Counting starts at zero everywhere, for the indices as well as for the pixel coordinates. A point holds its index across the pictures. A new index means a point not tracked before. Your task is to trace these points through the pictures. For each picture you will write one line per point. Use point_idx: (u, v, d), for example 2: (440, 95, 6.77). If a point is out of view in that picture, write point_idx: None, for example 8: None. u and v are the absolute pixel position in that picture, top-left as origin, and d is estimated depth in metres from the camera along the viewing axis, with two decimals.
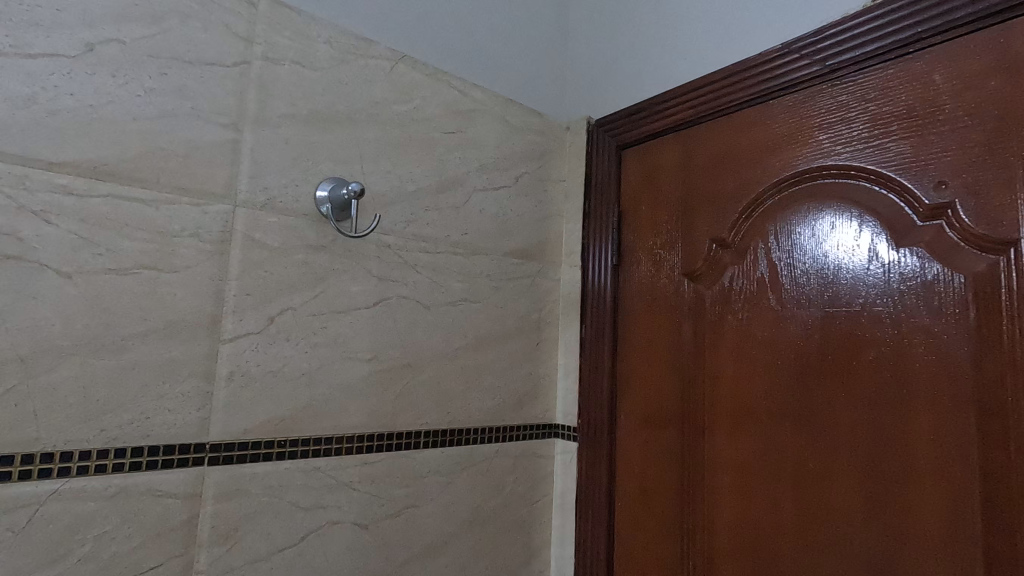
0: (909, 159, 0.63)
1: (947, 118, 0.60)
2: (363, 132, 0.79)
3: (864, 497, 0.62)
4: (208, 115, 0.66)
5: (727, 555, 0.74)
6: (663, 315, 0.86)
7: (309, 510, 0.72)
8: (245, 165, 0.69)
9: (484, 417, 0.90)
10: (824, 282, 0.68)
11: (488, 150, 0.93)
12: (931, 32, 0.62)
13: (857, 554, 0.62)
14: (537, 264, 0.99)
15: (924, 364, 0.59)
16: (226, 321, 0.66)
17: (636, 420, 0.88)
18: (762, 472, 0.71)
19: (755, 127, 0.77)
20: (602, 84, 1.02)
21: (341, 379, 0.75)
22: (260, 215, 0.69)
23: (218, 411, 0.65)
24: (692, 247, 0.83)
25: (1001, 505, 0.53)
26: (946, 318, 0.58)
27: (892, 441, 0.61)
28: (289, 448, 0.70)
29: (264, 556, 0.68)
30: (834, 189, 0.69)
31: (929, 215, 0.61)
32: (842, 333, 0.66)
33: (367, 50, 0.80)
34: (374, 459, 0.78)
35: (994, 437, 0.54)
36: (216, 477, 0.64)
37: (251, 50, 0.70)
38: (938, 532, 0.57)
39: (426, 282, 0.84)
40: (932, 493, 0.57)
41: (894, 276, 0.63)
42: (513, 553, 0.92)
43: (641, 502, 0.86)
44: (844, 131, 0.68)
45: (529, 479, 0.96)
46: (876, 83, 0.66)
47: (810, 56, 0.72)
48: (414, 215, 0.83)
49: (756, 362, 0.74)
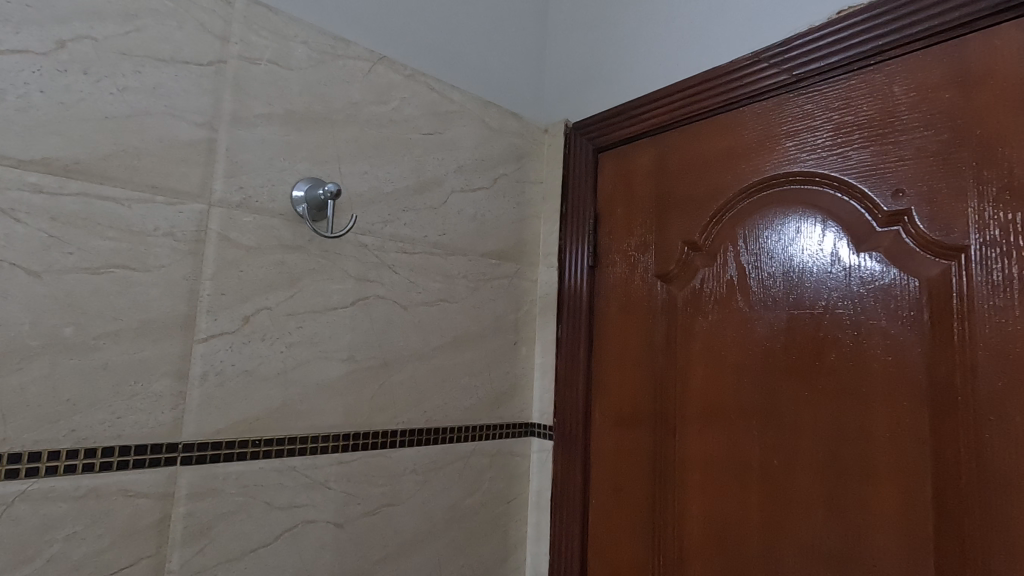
0: (869, 167, 0.65)
1: (905, 128, 0.63)
2: (340, 133, 0.79)
3: (825, 494, 0.64)
4: (183, 114, 0.66)
5: (697, 552, 0.76)
6: (637, 316, 0.88)
7: (284, 509, 0.72)
8: (220, 165, 0.68)
9: (461, 416, 0.91)
10: (789, 285, 0.71)
11: (466, 152, 0.94)
12: (891, 45, 0.65)
13: (819, 550, 0.64)
14: (514, 265, 1.00)
15: (882, 364, 0.62)
16: (200, 321, 0.66)
17: (610, 419, 0.90)
18: (730, 470, 0.73)
19: (726, 133, 0.79)
20: (580, 88, 1.03)
21: (317, 379, 0.75)
22: (235, 214, 0.69)
23: (192, 410, 0.65)
24: (665, 249, 0.85)
25: (951, 500, 0.56)
26: (902, 320, 0.61)
27: (852, 438, 0.63)
28: (263, 448, 0.70)
29: (238, 556, 0.68)
30: (800, 195, 0.71)
31: (887, 221, 0.63)
32: (806, 334, 0.68)
33: (345, 50, 0.81)
34: (350, 458, 0.78)
35: (946, 435, 0.57)
36: (189, 477, 0.64)
37: (227, 49, 0.70)
38: (894, 527, 0.59)
39: (403, 282, 0.85)
40: (888, 489, 0.60)
41: (855, 279, 0.65)
42: (489, 550, 0.94)
43: (614, 499, 0.87)
44: (810, 139, 0.70)
45: (505, 477, 0.97)
46: (840, 93, 0.69)
47: (778, 65, 0.74)
48: (391, 216, 0.84)
49: (725, 362, 0.76)
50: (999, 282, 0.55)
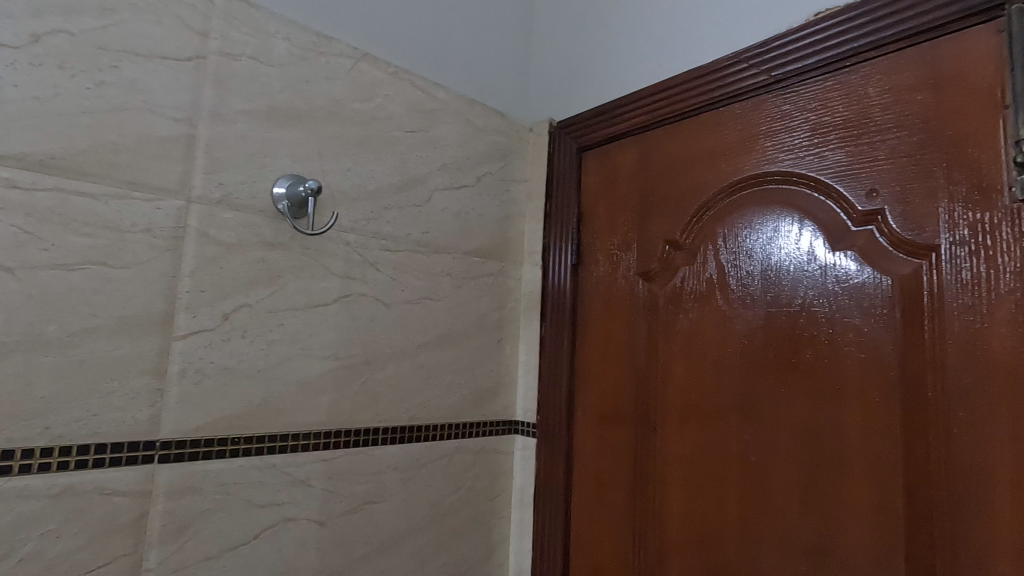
0: (845, 167, 0.66)
1: (879, 129, 0.64)
2: (322, 130, 0.79)
3: (801, 490, 0.65)
4: (161, 109, 0.66)
5: (677, 548, 0.76)
6: (619, 314, 0.89)
7: (264, 507, 0.72)
8: (199, 162, 0.68)
9: (444, 413, 0.91)
10: (767, 283, 0.72)
11: (450, 151, 0.94)
12: (866, 48, 0.66)
13: (794, 544, 0.65)
14: (498, 263, 1.01)
15: (856, 361, 0.63)
16: (178, 318, 0.66)
17: (592, 416, 0.90)
18: (709, 466, 0.74)
19: (707, 133, 0.80)
20: (564, 87, 1.04)
21: (298, 376, 0.75)
22: (215, 211, 0.69)
23: (170, 408, 0.65)
24: (647, 248, 0.86)
25: (921, 495, 0.57)
26: (875, 318, 0.62)
27: (826, 435, 0.64)
28: (243, 446, 0.70)
29: (217, 554, 0.67)
30: (778, 194, 0.72)
31: (862, 221, 0.64)
32: (783, 332, 0.69)
33: (327, 47, 0.80)
34: (332, 456, 0.78)
35: (916, 430, 0.58)
36: (167, 475, 0.64)
37: (207, 44, 0.69)
38: (867, 521, 0.60)
39: (387, 280, 0.85)
40: (861, 483, 0.61)
41: (831, 277, 0.66)
42: (472, 547, 0.94)
43: (596, 496, 0.88)
44: (788, 139, 0.71)
45: (488, 475, 0.97)
46: (817, 94, 0.69)
47: (758, 66, 0.75)
48: (374, 214, 0.84)
49: (705, 359, 0.77)
50: (968, 281, 0.57)
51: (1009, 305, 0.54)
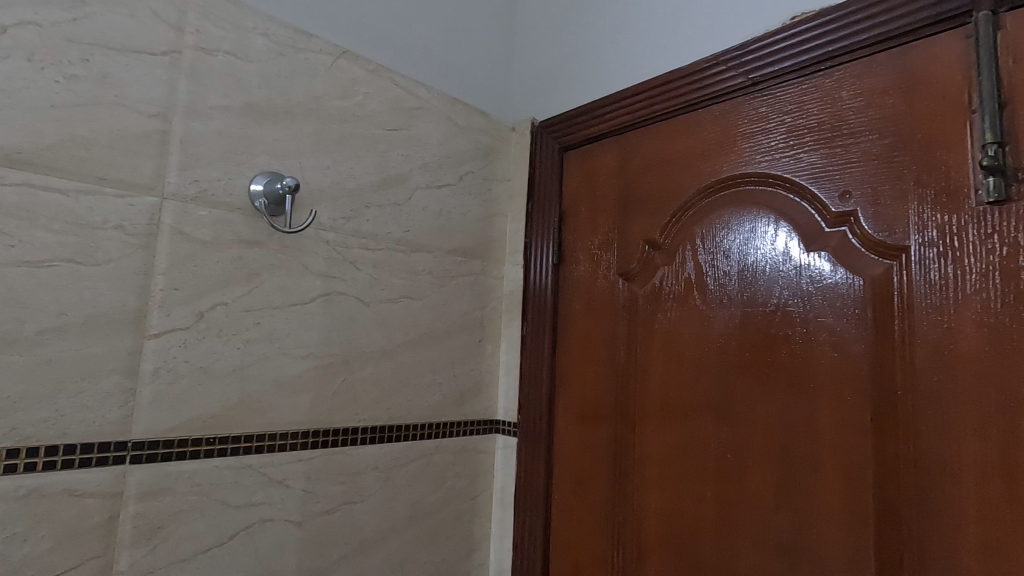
0: (820, 169, 0.67)
1: (852, 131, 0.65)
2: (301, 127, 0.78)
3: (776, 486, 0.66)
4: (134, 104, 0.64)
5: (655, 545, 0.77)
6: (599, 314, 0.89)
7: (240, 508, 0.71)
8: (174, 158, 0.67)
9: (425, 413, 0.91)
10: (744, 283, 0.72)
11: (432, 149, 0.94)
12: (840, 51, 0.67)
13: (768, 539, 0.66)
14: (480, 262, 1.01)
15: (829, 360, 0.64)
16: (151, 316, 0.64)
17: (573, 415, 0.91)
18: (687, 464, 0.75)
19: (686, 134, 0.81)
20: (547, 87, 1.04)
21: (275, 375, 0.74)
22: (190, 208, 0.68)
23: (143, 408, 0.64)
24: (626, 248, 0.86)
25: (890, 492, 0.58)
26: (847, 318, 0.63)
27: (800, 432, 0.65)
28: (218, 446, 0.69)
29: (190, 556, 0.67)
30: (754, 196, 0.73)
31: (836, 222, 0.65)
32: (758, 332, 0.70)
33: (307, 43, 0.80)
34: (309, 456, 0.77)
35: (887, 427, 0.59)
36: (139, 476, 0.63)
37: (183, 39, 0.68)
38: (839, 516, 0.61)
39: (366, 279, 0.84)
40: (833, 480, 0.62)
41: (805, 277, 0.67)
42: (452, 547, 0.94)
43: (575, 495, 0.89)
44: (764, 141, 0.72)
45: (469, 474, 0.97)
46: (793, 97, 0.70)
47: (735, 68, 0.76)
48: (354, 212, 0.83)
49: (683, 358, 0.77)
50: (936, 281, 0.58)
51: (975, 305, 0.55)
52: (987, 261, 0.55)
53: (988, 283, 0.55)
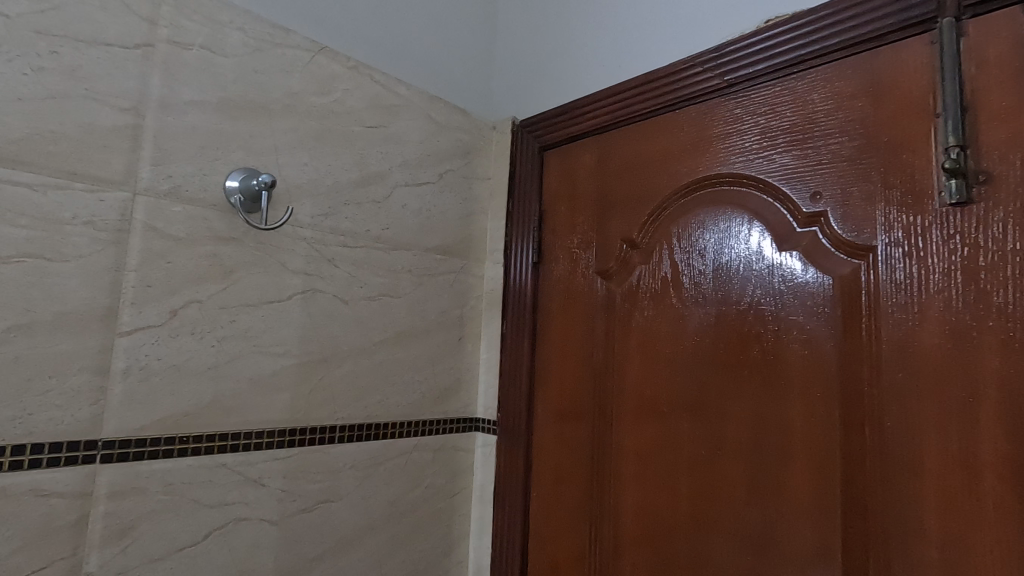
0: (792, 170, 0.68)
1: (823, 133, 0.66)
2: (278, 123, 0.78)
3: (748, 481, 0.67)
4: (105, 98, 0.63)
5: (631, 541, 0.78)
6: (578, 312, 0.90)
7: (214, 508, 0.70)
8: (147, 153, 0.66)
9: (404, 411, 0.91)
10: (718, 282, 0.74)
11: (412, 147, 0.94)
12: (812, 55, 0.68)
13: (740, 533, 0.67)
14: (460, 261, 1.01)
15: (800, 358, 0.65)
16: (122, 313, 0.64)
17: (551, 413, 0.91)
18: (662, 460, 0.76)
19: (663, 135, 0.82)
20: (527, 86, 1.05)
21: (251, 373, 0.74)
22: (162, 204, 0.67)
23: (113, 406, 0.63)
24: (605, 247, 0.87)
25: (857, 486, 0.59)
26: (817, 316, 0.64)
27: (771, 428, 0.66)
28: (192, 445, 0.68)
29: (163, 556, 0.66)
30: (729, 196, 0.74)
31: (806, 222, 0.67)
32: (731, 329, 0.71)
33: (284, 39, 0.79)
34: (286, 455, 0.77)
35: (854, 423, 0.60)
36: (109, 475, 0.62)
37: (156, 32, 0.67)
38: (808, 510, 0.62)
39: (345, 276, 0.84)
40: (803, 475, 0.63)
41: (777, 275, 0.68)
42: (431, 545, 0.94)
43: (553, 491, 0.89)
44: (738, 142, 0.73)
45: (448, 472, 0.97)
46: (766, 99, 0.72)
47: (711, 70, 0.77)
48: (331, 209, 0.83)
49: (659, 356, 0.78)
50: (902, 280, 0.59)
51: (938, 304, 0.57)
52: (950, 261, 0.56)
53: (951, 282, 0.56)
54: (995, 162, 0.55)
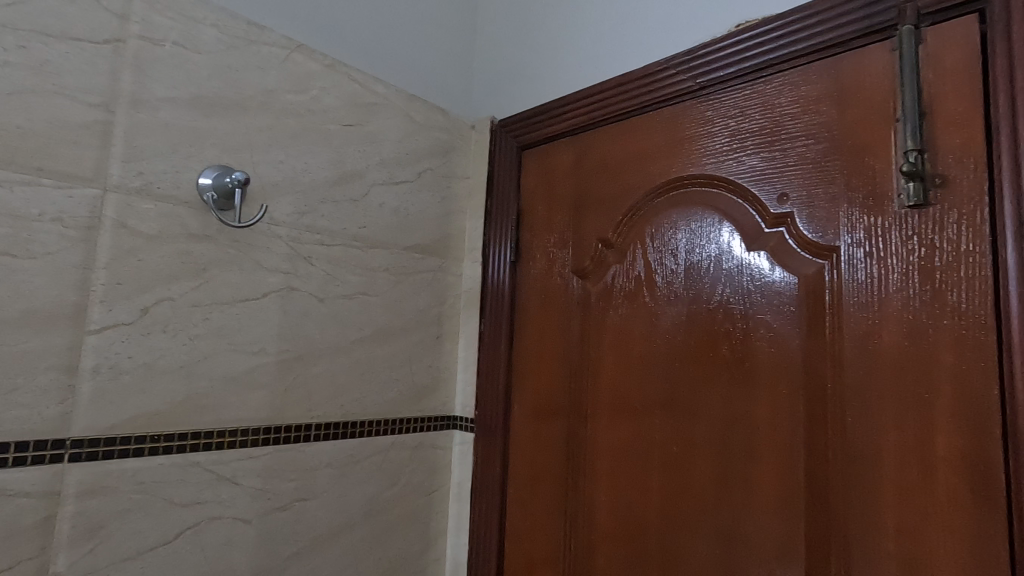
0: (760, 172, 0.70)
1: (790, 136, 0.68)
2: (253, 121, 0.77)
3: (716, 476, 0.69)
4: (74, 93, 0.63)
5: (605, 537, 0.79)
6: (554, 311, 0.91)
7: (186, 507, 0.70)
8: (117, 149, 0.65)
9: (381, 409, 0.91)
10: (689, 281, 0.75)
11: (390, 146, 0.94)
12: (780, 60, 0.69)
13: (709, 527, 0.69)
14: (439, 259, 1.01)
15: (766, 355, 0.66)
16: (91, 311, 0.63)
17: (528, 410, 0.92)
18: (634, 456, 0.77)
19: (637, 136, 0.83)
20: (506, 86, 1.05)
21: (224, 372, 0.73)
22: (133, 201, 0.66)
23: (82, 405, 0.62)
24: (581, 246, 0.88)
25: (819, 481, 0.61)
26: (783, 314, 0.66)
27: (738, 424, 0.68)
28: (164, 443, 0.68)
29: (133, 555, 0.65)
30: (700, 196, 0.75)
31: (774, 222, 0.68)
32: (702, 328, 0.72)
33: (259, 36, 0.79)
34: (260, 453, 0.76)
35: (817, 419, 0.62)
36: (78, 475, 0.62)
37: (127, 28, 0.67)
38: (774, 504, 0.64)
39: (321, 275, 0.84)
40: (769, 470, 0.65)
41: (745, 274, 0.70)
42: (408, 542, 0.94)
43: (529, 489, 0.90)
44: (709, 144, 0.75)
45: (426, 470, 0.97)
46: (736, 102, 0.73)
47: (684, 72, 0.78)
48: (307, 207, 0.83)
49: (632, 353, 0.79)
50: (863, 281, 0.61)
51: (896, 303, 0.58)
52: (908, 261, 0.58)
53: (908, 282, 0.58)
54: (951, 166, 0.56)
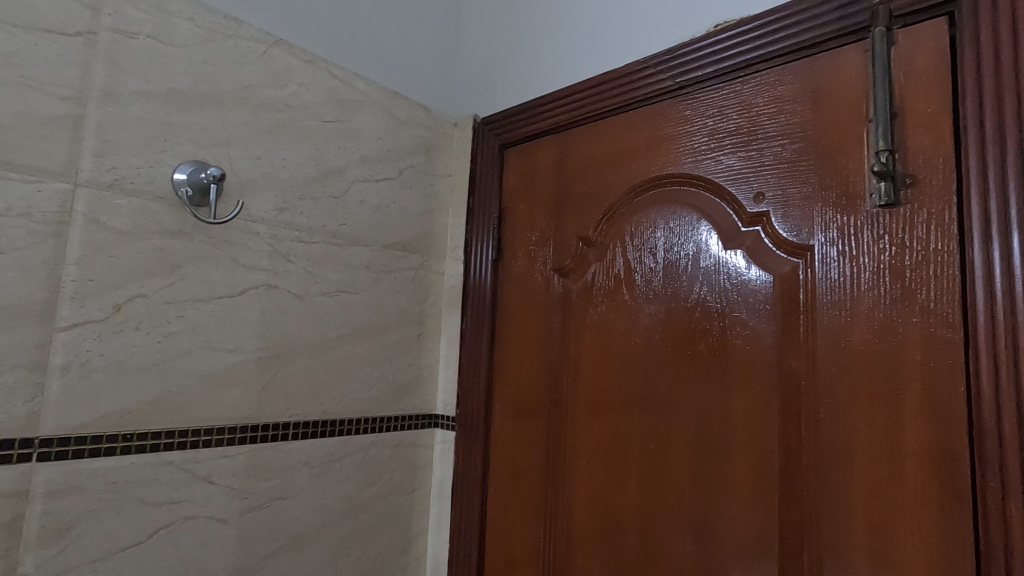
0: (737, 172, 0.70)
1: (766, 136, 0.68)
2: (230, 116, 0.76)
3: (693, 473, 0.69)
4: (44, 85, 0.62)
5: (584, 534, 0.79)
6: (535, 309, 0.91)
7: (160, 506, 0.69)
8: (89, 143, 0.64)
9: (361, 407, 0.90)
10: (668, 280, 0.75)
11: (371, 143, 0.93)
12: (757, 60, 0.70)
13: (686, 525, 0.69)
14: (420, 257, 1.01)
15: (742, 353, 0.67)
16: (61, 308, 0.62)
17: (508, 409, 0.92)
18: (613, 453, 0.78)
19: (618, 135, 0.83)
20: (489, 84, 1.05)
21: (200, 370, 0.72)
22: (106, 196, 0.65)
23: (52, 403, 0.61)
24: (562, 245, 0.88)
25: (793, 477, 0.62)
26: (759, 313, 0.67)
27: (714, 421, 0.68)
28: (136, 442, 0.67)
29: (105, 556, 0.64)
30: (679, 195, 0.76)
31: (750, 221, 0.69)
32: (680, 325, 0.73)
33: (237, 30, 0.78)
34: (237, 452, 0.76)
35: (791, 415, 0.63)
36: (46, 474, 0.60)
37: (99, 20, 0.66)
38: (748, 500, 0.65)
39: (300, 272, 0.83)
40: (744, 467, 0.65)
41: (722, 272, 0.70)
42: (388, 541, 0.93)
43: (510, 487, 0.90)
44: (689, 143, 0.75)
45: (407, 468, 0.97)
46: (714, 101, 0.74)
47: (664, 72, 0.78)
48: (286, 204, 0.82)
49: (612, 351, 0.80)
50: (836, 279, 0.61)
51: (867, 301, 0.59)
52: (879, 260, 0.59)
53: (880, 280, 0.59)
54: (921, 166, 0.57)
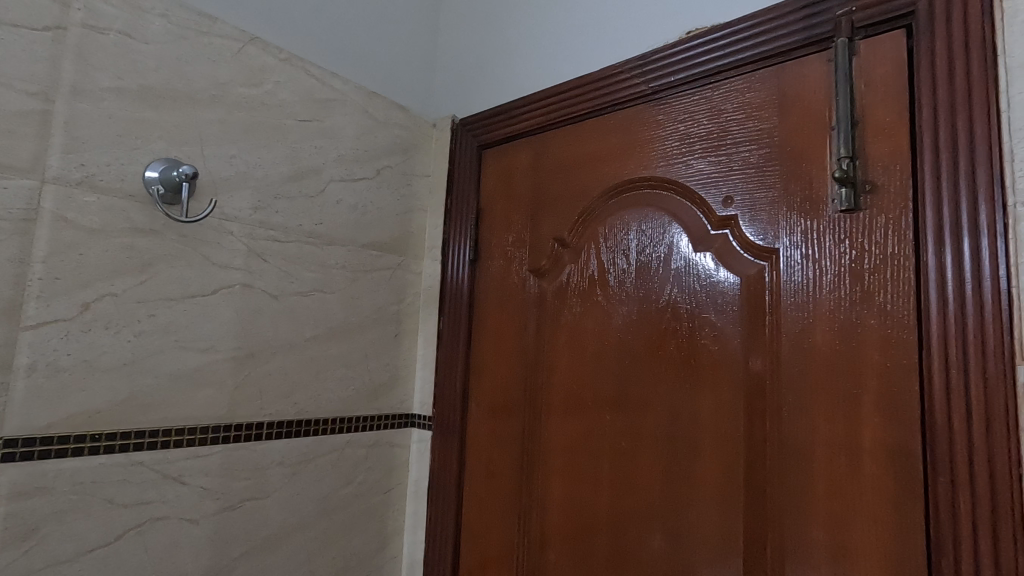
0: (707, 176, 0.72)
1: (735, 141, 0.70)
2: (203, 113, 0.76)
3: (662, 471, 0.71)
4: (10, 80, 0.61)
5: (557, 533, 0.80)
6: (510, 309, 0.92)
7: (129, 507, 0.68)
8: (57, 140, 0.63)
9: (336, 407, 0.90)
10: (640, 281, 0.77)
11: (347, 142, 0.93)
12: (727, 67, 0.72)
13: (655, 521, 0.71)
14: (397, 257, 1.01)
15: (710, 353, 0.69)
16: (26, 307, 0.61)
17: (484, 408, 0.93)
18: (586, 452, 0.79)
19: (593, 138, 0.84)
20: (467, 85, 1.06)
21: (171, 370, 0.72)
22: (74, 193, 0.65)
23: (16, 403, 0.60)
24: (538, 246, 0.89)
25: (757, 474, 0.63)
26: (726, 314, 0.68)
27: (683, 419, 0.70)
28: (105, 442, 0.66)
29: (71, 557, 0.64)
30: (651, 198, 0.77)
31: (719, 224, 0.71)
32: (651, 326, 0.74)
33: (211, 27, 0.77)
34: (209, 452, 0.75)
35: (757, 414, 0.64)
36: (11, 475, 0.60)
37: (69, 15, 0.65)
38: (715, 497, 0.66)
39: (275, 271, 0.83)
40: (712, 465, 0.67)
41: (692, 274, 0.72)
42: (363, 540, 0.94)
43: (485, 486, 0.91)
44: (661, 146, 0.77)
45: (383, 468, 0.97)
46: (686, 106, 0.75)
47: (638, 77, 0.80)
48: (261, 203, 0.81)
49: (585, 351, 0.81)
50: (800, 282, 0.63)
51: (829, 304, 0.61)
52: (841, 263, 0.61)
53: (841, 283, 0.61)
54: (879, 173, 0.59)
